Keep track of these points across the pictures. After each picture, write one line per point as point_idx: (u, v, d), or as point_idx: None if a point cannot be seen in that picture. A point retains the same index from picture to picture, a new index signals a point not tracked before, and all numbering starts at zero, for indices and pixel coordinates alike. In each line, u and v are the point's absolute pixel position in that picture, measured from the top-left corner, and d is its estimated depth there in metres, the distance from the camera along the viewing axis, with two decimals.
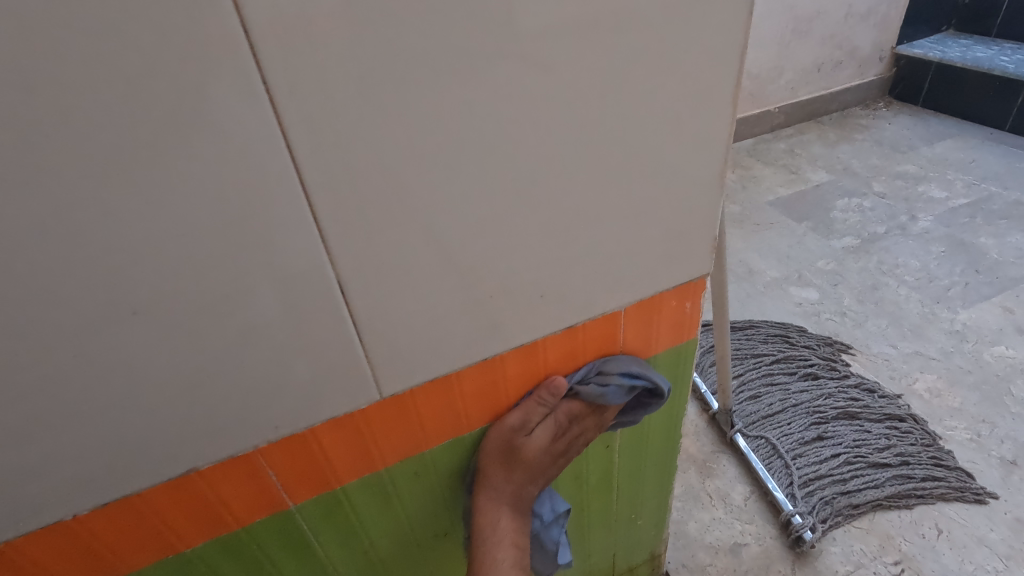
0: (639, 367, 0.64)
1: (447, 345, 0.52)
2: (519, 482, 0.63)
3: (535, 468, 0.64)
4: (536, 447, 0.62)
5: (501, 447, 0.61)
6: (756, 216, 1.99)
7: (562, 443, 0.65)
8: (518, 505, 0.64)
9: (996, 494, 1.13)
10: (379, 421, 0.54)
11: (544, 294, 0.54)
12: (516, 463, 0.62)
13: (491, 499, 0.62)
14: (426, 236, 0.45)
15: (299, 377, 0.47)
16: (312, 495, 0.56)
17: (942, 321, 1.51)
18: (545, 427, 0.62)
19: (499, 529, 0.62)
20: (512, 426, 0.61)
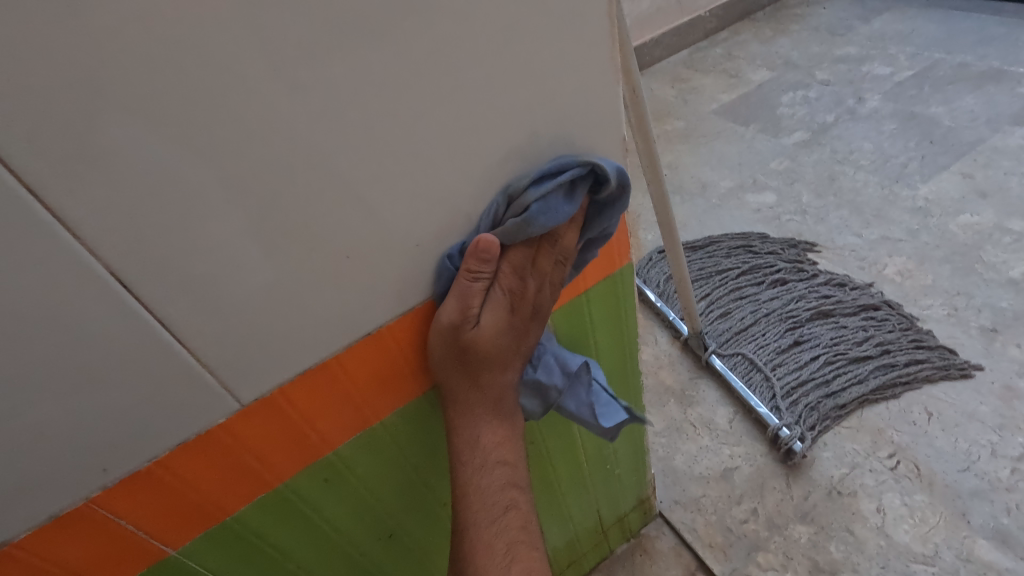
0: (556, 161, 0.45)
1: (309, 327, 0.42)
2: (490, 387, 0.52)
3: (500, 357, 0.51)
4: (490, 336, 0.49)
5: (449, 348, 0.49)
6: (702, 128, 1.89)
7: (521, 309, 0.50)
8: (496, 407, 0.54)
9: (981, 365, 1.08)
10: (248, 433, 0.44)
11: (419, 243, 0.44)
12: (476, 362, 0.50)
13: (463, 411, 0.53)
14: (227, 197, 0.35)
15: (114, 403, 0.37)
16: (195, 535, 0.46)
17: (904, 200, 1.44)
18: (491, 307, 0.48)
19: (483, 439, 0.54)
20: (450, 324, 0.48)
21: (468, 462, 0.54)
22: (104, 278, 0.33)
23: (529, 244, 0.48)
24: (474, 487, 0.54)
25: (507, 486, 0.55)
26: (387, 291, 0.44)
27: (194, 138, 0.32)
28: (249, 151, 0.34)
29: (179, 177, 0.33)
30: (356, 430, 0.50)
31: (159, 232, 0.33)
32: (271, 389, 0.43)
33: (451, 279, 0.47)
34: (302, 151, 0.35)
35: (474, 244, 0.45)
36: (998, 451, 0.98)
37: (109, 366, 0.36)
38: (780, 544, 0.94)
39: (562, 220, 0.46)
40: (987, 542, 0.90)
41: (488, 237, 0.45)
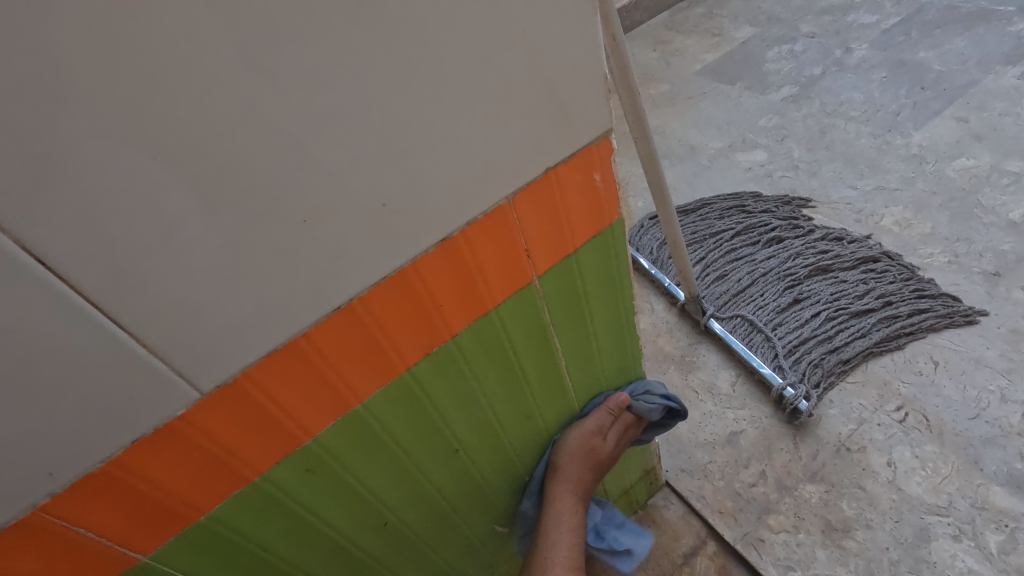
0: (666, 393, 0.73)
1: (269, 304, 0.38)
2: (591, 480, 0.71)
3: (603, 464, 0.71)
4: (608, 449, 0.70)
5: (583, 448, 0.68)
6: (687, 89, 1.83)
7: (622, 443, 0.72)
8: (584, 496, 0.71)
9: (986, 311, 1.06)
10: (212, 425, 0.39)
11: (385, 202, 0.39)
12: (592, 464, 0.70)
13: (567, 490, 0.69)
14: (156, 160, 0.30)
15: (49, 402, 0.33)
16: (167, 537, 0.42)
17: (898, 149, 1.40)
18: (614, 434, 0.70)
19: (569, 517, 0.70)
20: (591, 431, 0.68)
21: (555, 525, 0.69)
22: (17, 256, 0.28)
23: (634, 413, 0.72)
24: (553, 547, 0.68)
25: (575, 558, 0.69)
26: (354, 260, 0.39)
27: (104, 84, 0.27)
28: (175, 98, 0.29)
29: (90, 132, 0.28)
30: (336, 415, 0.46)
31: (75, 200, 0.29)
32: (235, 374, 0.39)
33: (427, 243, 0.42)
34: (236, 97, 0.30)
35: (617, 398, 0.69)
36: (1007, 396, 0.96)
37: (36, 358, 0.31)
38: (791, 505, 0.92)
39: (654, 417, 0.72)
40: (1001, 488, 0.88)
41: (624, 397, 0.69)
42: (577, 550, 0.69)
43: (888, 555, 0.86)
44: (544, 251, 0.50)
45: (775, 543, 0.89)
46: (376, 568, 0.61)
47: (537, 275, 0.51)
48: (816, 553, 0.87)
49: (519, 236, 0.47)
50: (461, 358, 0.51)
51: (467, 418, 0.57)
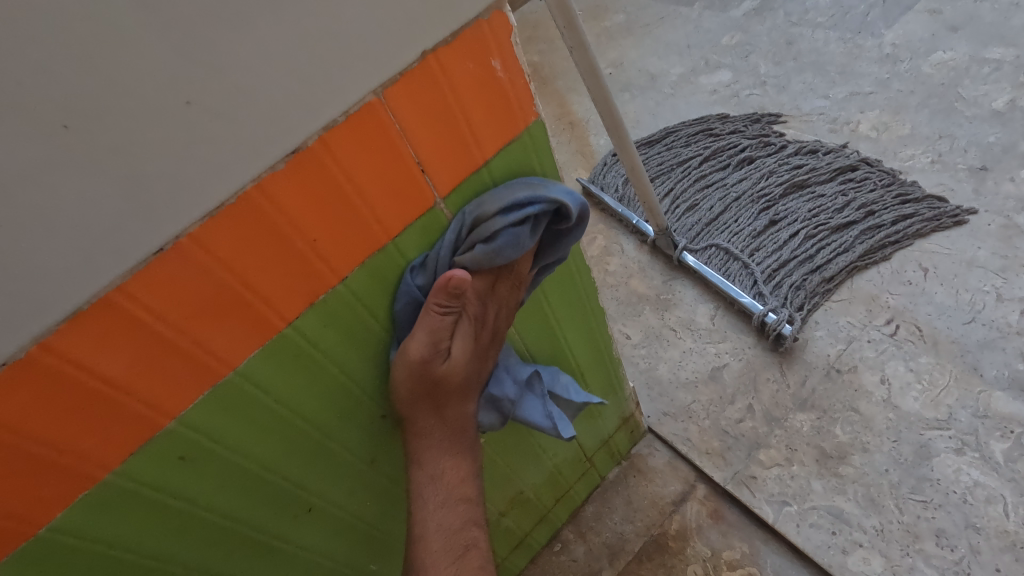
0: (527, 191, 0.42)
1: (52, 249, 0.28)
2: (452, 412, 0.50)
3: (464, 388, 0.50)
4: (459, 366, 0.48)
5: (413, 381, 0.47)
6: (643, 16, 1.58)
7: (483, 335, 0.49)
8: (455, 438, 0.52)
9: (975, 209, 0.98)
10: (20, 416, 0.31)
11: (191, 101, 0.29)
12: (440, 392, 0.48)
13: (424, 446, 0.51)
14: None
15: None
16: (3, 558, 0.35)
17: (870, 50, 1.28)
18: (461, 336, 0.47)
19: (442, 476, 0.52)
20: (419, 358, 0.46)
21: (427, 489, 0.51)
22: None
23: (487, 272, 0.45)
24: (431, 515, 0.52)
25: (467, 524, 0.52)
26: (164, 182, 0.30)
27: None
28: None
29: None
30: (201, 388, 0.37)
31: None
32: (28, 347, 0.30)
33: (273, 158, 0.33)
34: None
35: (442, 281, 0.42)
36: (1003, 295, 0.90)
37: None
38: (783, 437, 0.86)
39: (522, 250, 0.44)
40: (1003, 393, 0.82)
41: (458, 272, 0.42)
42: (462, 518, 0.52)
43: (888, 477, 0.80)
44: (444, 166, 0.41)
45: (768, 479, 0.83)
46: (313, 558, 0.54)
47: (440, 198, 0.42)
48: (812, 484, 0.81)
49: (403, 146, 0.38)
50: (359, 307, 0.43)
51: (386, 378, 0.48)
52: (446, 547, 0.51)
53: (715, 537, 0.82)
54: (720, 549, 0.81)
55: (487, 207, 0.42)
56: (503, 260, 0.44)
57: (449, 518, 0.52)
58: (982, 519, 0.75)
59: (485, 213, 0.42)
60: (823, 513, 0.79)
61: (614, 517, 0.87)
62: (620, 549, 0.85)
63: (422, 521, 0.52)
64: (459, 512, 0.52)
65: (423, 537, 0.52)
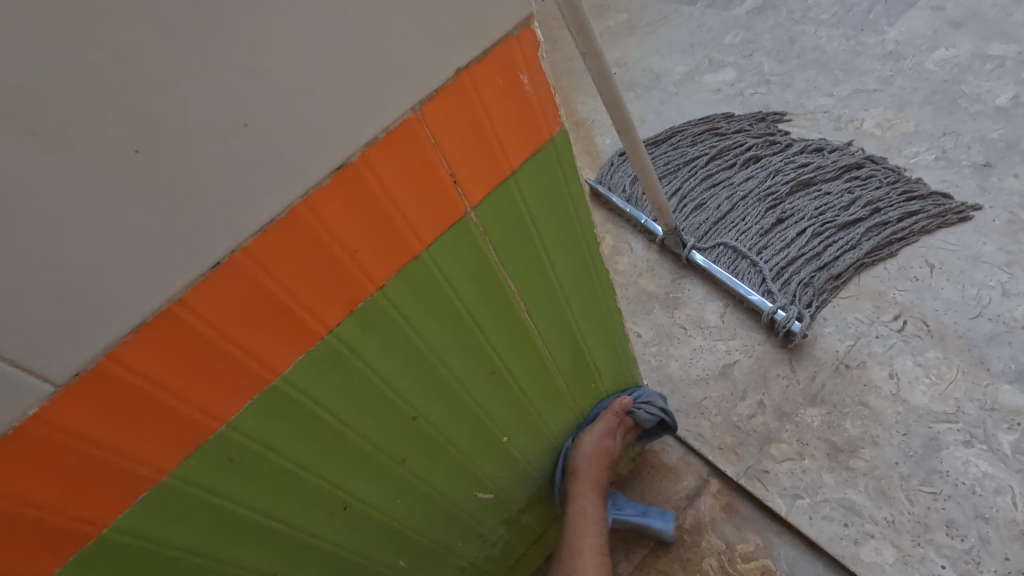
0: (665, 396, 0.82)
1: (119, 264, 0.30)
2: (610, 471, 0.77)
3: (616, 456, 0.76)
4: (618, 448, 0.77)
5: (596, 450, 0.74)
6: (646, 15, 1.59)
7: (630, 432, 0.79)
8: (601, 486, 0.75)
9: (980, 205, 1.00)
10: (85, 423, 0.33)
11: (247, 122, 0.31)
12: (607, 461, 0.75)
13: (588, 488, 0.74)
14: None
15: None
16: (64, 557, 0.36)
17: (873, 48, 1.29)
18: (621, 437, 0.77)
19: (589, 512, 0.74)
20: (602, 434, 0.74)
21: (581, 518, 0.73)
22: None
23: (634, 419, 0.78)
24: (581, 540, 0.72)
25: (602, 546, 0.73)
26: (221, 199, 0.32)
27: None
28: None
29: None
30: (248, 393, 0.39)
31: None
32: (95, 357, 0.31)
33: (318, 173, 0.35)
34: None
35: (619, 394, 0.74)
36: (1009, 290, 0.91)
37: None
38: (793, 431, 0.87)
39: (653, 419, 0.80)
40: (1010, 386, 0.84)
41: (626, 400, 0.75)
42: (601, 540, 0.73)
43: (898, 470, 0.81)
44: (474, 176, 0.43)
45: (780, 473, 0.85)
46: (346, 556, 0.55)
47: (471, 207, 0.44)
48: (823, 477, 0.83)
49: (438, 159, 0.40)
50: (395, 313, 0.44)
51: (416, 380, 0.50)
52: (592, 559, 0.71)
53: (729, 530, 0.83)
54: (734, 541, 0.83)
55: (655, 401, 0.80)
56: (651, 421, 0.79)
57: (593, 541, 0.73)
58: (991, 509, 0.77)
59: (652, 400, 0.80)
60: (834, 506, 0.81)
61: None
62: (636, 543, 0.86)
63: (575, 548, 0.72)
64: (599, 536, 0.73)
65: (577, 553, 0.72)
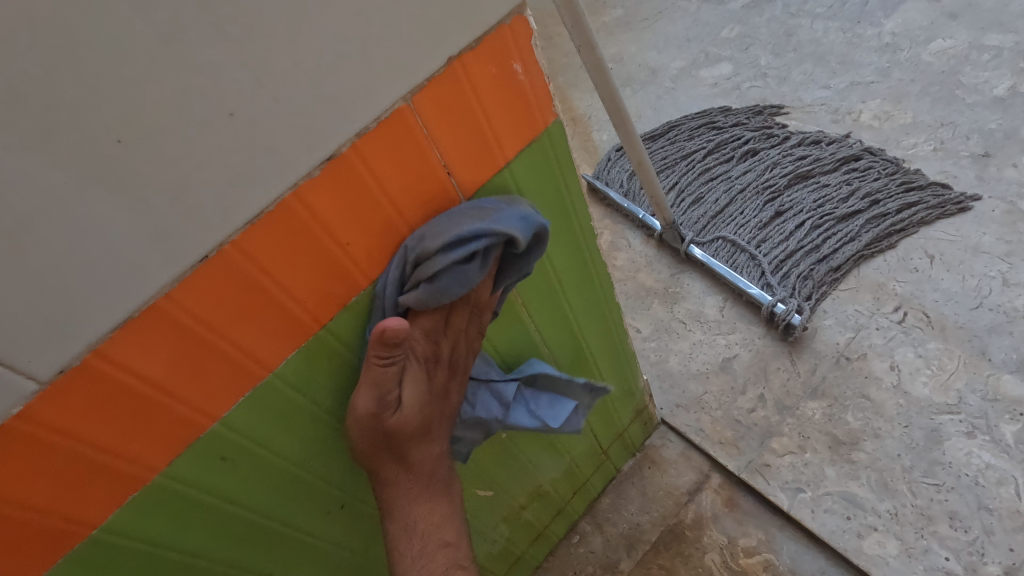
0: (473, 225, 0.39)
1: (104, 257, 0.29)
2: (402, 444, 0.46)
3: (425, 430, 0.47)
4: (412, 413, 0.45)
5: (367, 435, 0.45)
6: (641, 11, 1.58)
7: (433, 375, 0.46)
8: (428, 482, 0.49)
9: (979, 195, 0.99)
10: (72, 421, 0.32)
11: (234, 111, 0.30)
12: (398, 443, 0.46)
13: (391, 494, 0.49)
14: None
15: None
16: (57, 557, 0.36)
17: (870, 40, 1.29)
18: (411, 381, 0.44)
19: (416, 524, 0.49)
20: (368, 411, 0.44)
21: (404, 537, 0.49)
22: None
23: (436, 314, 0.43)
24: (404, 558, 0.49)
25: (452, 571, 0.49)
26: (208, 191, 0.31)
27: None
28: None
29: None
30: (241, 390, 0.38)
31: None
32: (83, 354, 0.31)
33: (309, 165, 0.34)
34: None
35: (377, 331, 0.40)
36: (1009, 280, 0.91)
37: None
38: (795, 425, 0.87)
39: (469, 285, 0.41)
40: (1012, 376, 0.83)
41: (397, 316, 0.39)
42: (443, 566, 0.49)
43: (900, 462, 0.81)
44: (467, 168, 0.42)
45: (782, 467, 0.84)
46: (345, 555, 0.55)
47: (465, 200, 0.43)
48: (825, 471, 0.82)
49: (430, 150, 0.39)
50: None
51: None
52: None
53: (731, 525, 0.83)
54: (736, 536, 0.82)
55: (430, 241, 0.39)
56: (454, 296, 0.41)
57: (421, 554, 0.49)
58: (994, 500, 0.76)
59: (427, 238, 0.39)
60: (836, 499, 0.80)
61: (630, 507, 0.88)
62: (637, 539, 0.86)
63: (401, 566, 0.49)
64: (439, 555, 0.49)
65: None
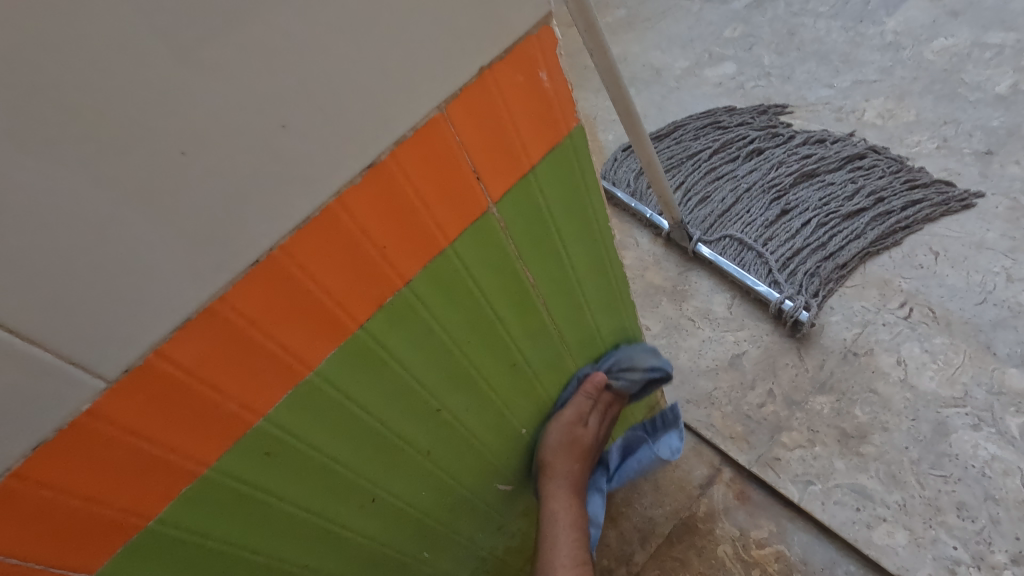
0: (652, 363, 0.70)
1: (166, 262, 0.31)
2: (584, 451, 0.69)
3: (590, 446, 0.69)
4: (590, 430, 0.69)
5: (563, 437, 0.67)
6: (644, 11, 1.60)
7: (605, 412, 0.70)
8: (577, 485, 0.69)
9: (982, 192, 1.01)
10: (132, 418, 0.34)
11: (285, 124, 0.32)
12: (576, 447, 0.68)
13: (557, 485, 0.68)
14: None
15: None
16: (114, 548, 0.37)
17: (872, 38, 1.30)
18: (595, 415, 0.69)
19: (566, 510, 0.68)
20: (570, 420, 0.67)
21: (553, 519, 0.68)
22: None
23: (612, 393, 0.70)
24: (558, 528, 0.67)
25: (584, 548, 0.67)
26: (260, 199, 0.33)
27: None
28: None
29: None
30: (283, 388, 0.40)
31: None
32: (144, 354, 0.33)
33: (351, 172, 0.36)
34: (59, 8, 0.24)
35: (591, 377, 0.67)
36: (1013, 275, 0.93)
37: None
38: (804, 420, 0.89)
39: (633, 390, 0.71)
40: (1016, 369, 0.85)
41: (599, 375, 0.67)
42: (580, 545, 0.66)
43: (908, 455, 0.83)
44: (496, 172, 0.44)
45: (792, 461, 0.86)
46: (375, 548, 0.57)
47: (493, 203, 0.45)
48: (835, 464, 0.84)
49: (462, 156, 0.41)
50: (421, 307, 0.45)
51: (439, 372, 0.51)
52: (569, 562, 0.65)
53: (742, 518, 0.85)
54: (748, 528, 0.84)
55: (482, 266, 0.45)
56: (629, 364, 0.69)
57: (568, 527, 0.67)
58: (1000, 491, 0.78)
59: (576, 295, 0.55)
60: (846, 491, 0.82)
61: (643, 502, 0.90)
62: (650, 533, 0.88)
63: (551, 540, 0.67)
64: (578, 535, 0.67)
65: (551, 544, 0.66)
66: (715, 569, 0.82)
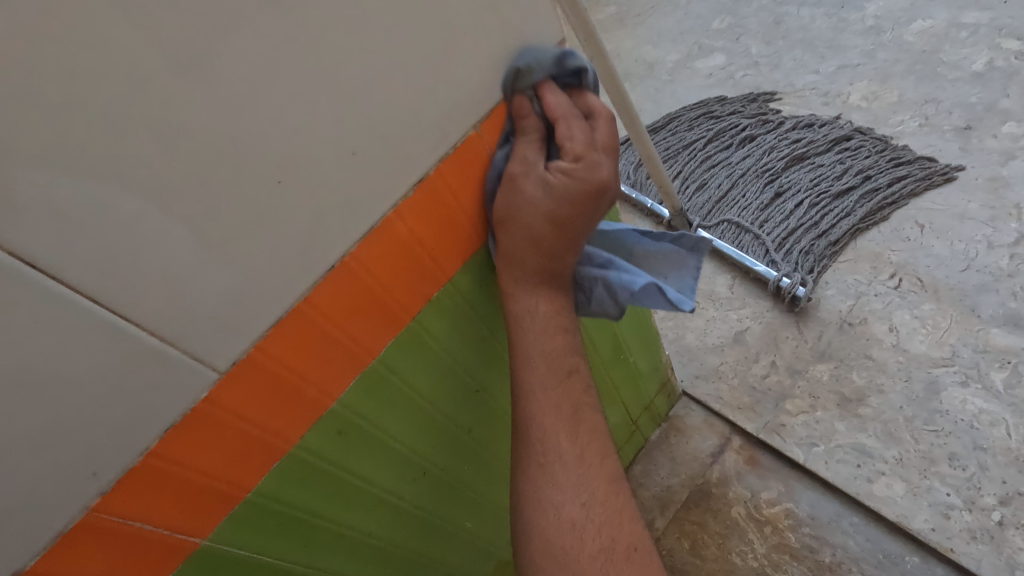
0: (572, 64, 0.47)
1: (264, 271, 0.38)
2: (555, 277, 0.52)
3: (564, 230, 0.49)
4: (544, 194, 0.47)
5: (510, 207, 0.48)
6: (634, 7, 1.66)
7: (583, 185, 0.48)
8: (551, 281, 0.51)
9: (962, 166, 1.08)
10: (238, 403, 0.41)
11: (355, 150, 0.39)
12: (527, 226, 0.48)
13: (516, 280, 0.50)
14: (139, 161, 0.31)
15: (60, 400, 0.33)
16: (222, 517, 0.45)
17: (854, 24, 1.36)
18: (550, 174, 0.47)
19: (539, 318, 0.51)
20: (515, 180, 0.47)
21: (526, 330, 0.51)
22: None
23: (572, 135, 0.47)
24: (547, 389, 0.52)
25: (569, 355, 0.52)
26: (336, 215, 0.40)
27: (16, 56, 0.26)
28: (109, 62, 0.28)
29: (11, 112, 0.27)
30: (353, 372, 0.47)
31: (19, 186, 0.28)
32: (249, 352, 0.40)
33: (404, 187, 0.43)
34: (197, 80, 0.31)
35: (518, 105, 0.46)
36: (994, 242, 0.99)
37: (24, 362, 0.31)
38: (805, 386, 0.95)
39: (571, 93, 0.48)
40: (1000, 329, 0.92)
41: (527, 101, 0.46)
42: (564, 361, 0.52)
43: (903, 413, 0.89)
44: None
45: (796, 425, 0.93)
46: (427, 518, 0.63)
47: None
48: (836, 426, 0.91)
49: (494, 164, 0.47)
50: (460, 296, 0.52)
51: (476, 355, 0.58)
52: (558, 401, 0.52)
53: (753, 480, 0.91)
54: (759, 490, 0.90)
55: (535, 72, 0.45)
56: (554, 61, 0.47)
57: (559, 399, 0.52)
58: (987, 440, 0.85)
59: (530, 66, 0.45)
60: (847, 450, 0.89)
61: (660, 472, 0.97)
62: (669, 500, 0.94)
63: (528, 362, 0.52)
64: (562, 349, 0.52)
65: (549, 434, 0.51)
66: (730, 529, 0.89)
